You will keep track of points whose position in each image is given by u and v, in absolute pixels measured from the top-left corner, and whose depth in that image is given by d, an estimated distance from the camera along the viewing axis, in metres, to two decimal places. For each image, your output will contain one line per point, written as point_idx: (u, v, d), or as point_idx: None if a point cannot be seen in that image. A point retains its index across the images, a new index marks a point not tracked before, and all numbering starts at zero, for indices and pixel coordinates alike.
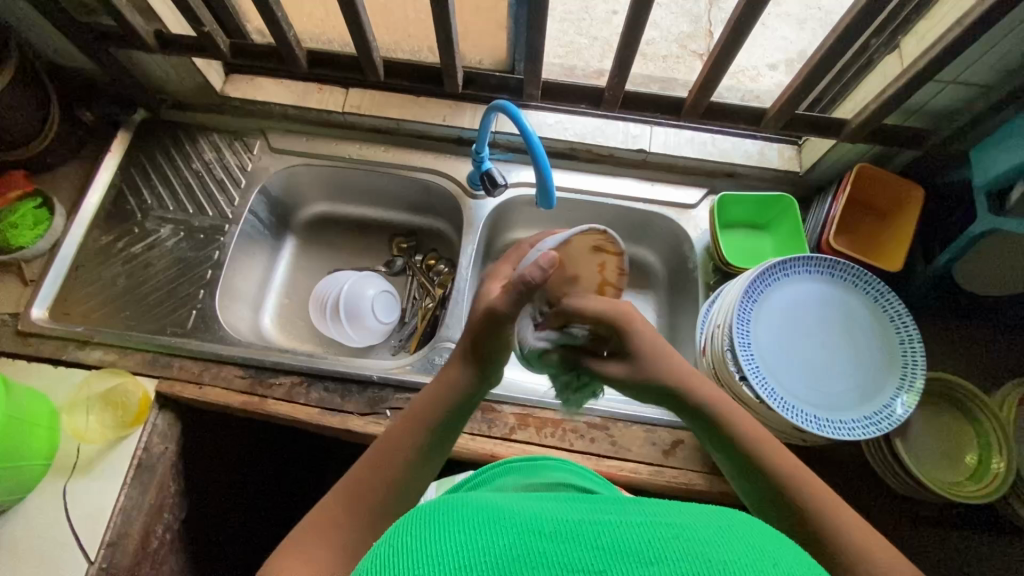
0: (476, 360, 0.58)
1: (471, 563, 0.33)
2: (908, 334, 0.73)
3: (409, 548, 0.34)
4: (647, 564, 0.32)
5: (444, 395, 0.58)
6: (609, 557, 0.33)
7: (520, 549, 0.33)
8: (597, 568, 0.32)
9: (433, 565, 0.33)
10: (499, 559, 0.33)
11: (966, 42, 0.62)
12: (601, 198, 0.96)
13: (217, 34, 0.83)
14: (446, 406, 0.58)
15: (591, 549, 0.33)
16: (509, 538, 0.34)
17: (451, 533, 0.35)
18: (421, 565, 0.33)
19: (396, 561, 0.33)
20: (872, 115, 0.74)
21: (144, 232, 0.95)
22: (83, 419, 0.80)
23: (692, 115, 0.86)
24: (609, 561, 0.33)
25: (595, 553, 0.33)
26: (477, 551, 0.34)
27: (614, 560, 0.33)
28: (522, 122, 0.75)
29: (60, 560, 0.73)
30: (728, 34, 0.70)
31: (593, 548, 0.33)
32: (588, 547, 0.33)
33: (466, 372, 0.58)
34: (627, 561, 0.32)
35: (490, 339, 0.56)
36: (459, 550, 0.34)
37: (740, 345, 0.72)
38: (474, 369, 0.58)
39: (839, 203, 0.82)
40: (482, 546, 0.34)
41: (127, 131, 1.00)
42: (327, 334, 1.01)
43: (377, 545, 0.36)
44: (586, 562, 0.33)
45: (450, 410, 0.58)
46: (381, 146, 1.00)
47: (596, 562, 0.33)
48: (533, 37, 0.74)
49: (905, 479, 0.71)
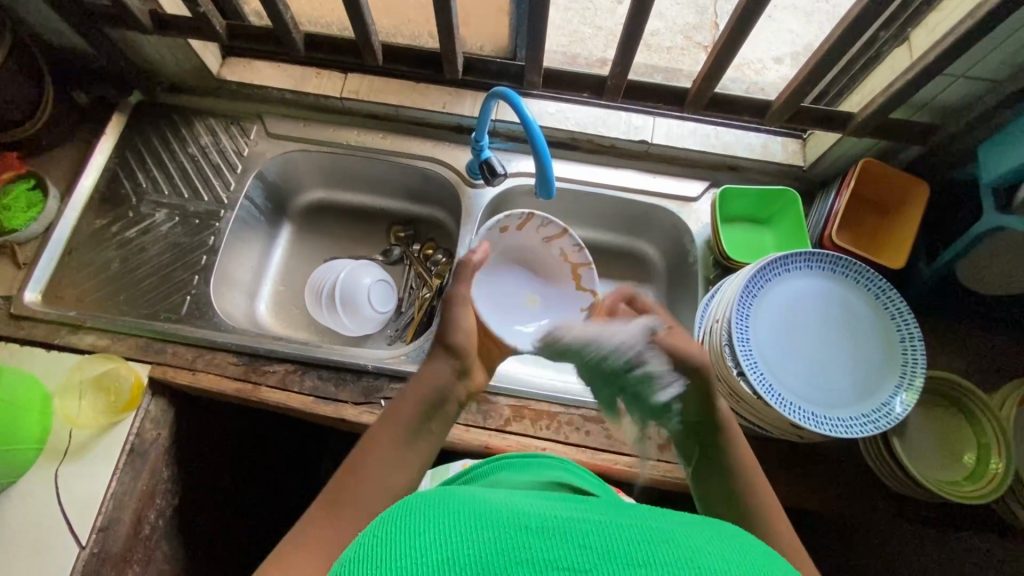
0: (455, 355, 0.67)
1: (456, 556, 0.32)
2: (909, 332, 0.72)
3: (396, 539, 0.34)
4: (635, 566, 0.31)
5: (423, 391, 0.64)
6: (595, 558, 0.32)
7: (505, 545, 0.33)
8: (582, 567, 0.31)
9: (416, 558, 0.32)
10: (483, 553, 0.32)
11: (978, 35, 0.60)
12: (602, 190, 0.95)
13: (212, 15, 0.81)
14: (427, 400, 0.63)
15: (579, 548, 0.32)
16: (496, 532, 0.34)
17: (437, 525, 0.35)
18: (406, 557, 0.32)
19: (381, 549, 0.33)
20: (879, 109, 0.73)
21: (138, 216, 0.94)
22: (75, 404, 0.79)
23: (696, 107, 0.84)
24: (594, 562, 0.32)
25: (581, 553, 0.32)
26: (462, 543, 0.33)
27: (601, 562, 0.32)
28: (522, 109, 0.74)
29: (51, 544, 0.73)
30: (735, 22, 0.68)
31: (582, 548, 0.32)
32: (576, 546, 0.33)
33: (447, 366, 0.67)
34: (616, 564, 0.32)
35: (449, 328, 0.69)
36: (445, 540, 0.33)
37: (739, 340, 0.71)
38: (447, 366, 0.66)
39: (842, 198, 0.81)
40: (468, 540, 0.33)
41: (121, 113, 0.98)
42: (322, 323, 1.00)
43: (365, 533, 0.36)
44: (571, 561, 0.32)
45: (429, 403, 0.64)
46: (379, 132, 0.99)
47: (581, 562, 0.32)
48: (535, 23, 0.73)
49: (900, 476, 0.71)
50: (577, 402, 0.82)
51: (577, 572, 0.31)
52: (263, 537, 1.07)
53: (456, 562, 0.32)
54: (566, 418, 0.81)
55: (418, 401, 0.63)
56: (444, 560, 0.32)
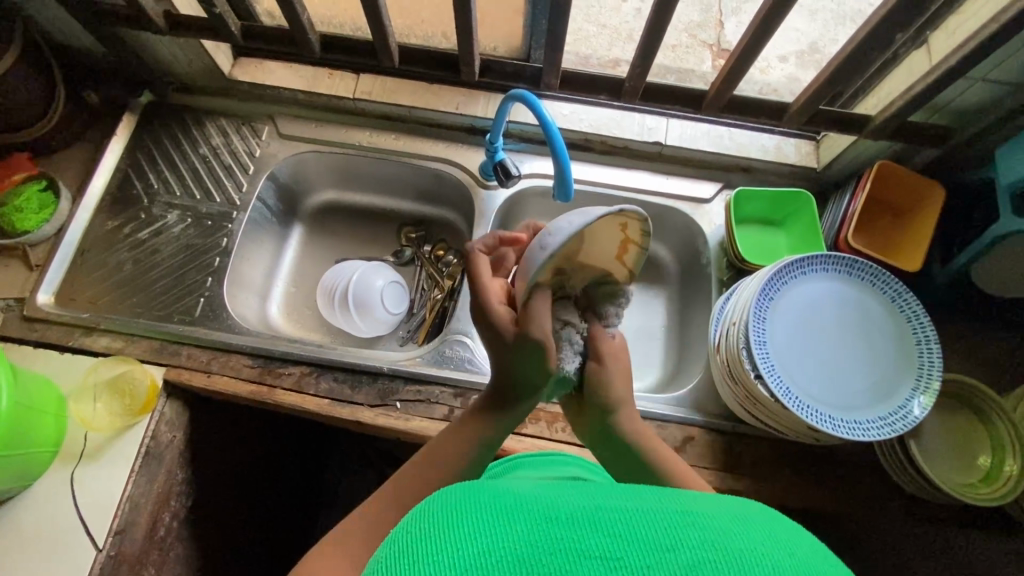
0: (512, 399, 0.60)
1: (488, 548, 0.32)
2: (925, 335, 0.73)
3: (426, 534, 0.34)
4: (663, 551, 0.32)
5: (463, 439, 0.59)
6: (625, 545, 0.32)
7: (537, 535, 0.33)
8: (613, 554, 0.32)
9: (450, 552, 0.32)
10: (516, 544, 0.32)
11: (1001, 40, 0.60)
12: (615, 191, 0.95)
13: (228, 16, 0.80)
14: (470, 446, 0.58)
15: (609, 535, 0.33)
16: (527, 524, 0.34)
17: (468, 517, 0.35)
18: (440, 550, 0.32)
19: (414, 546, 0.33)
20: (898, 112, 0.73)
21: (151, 217, 0.94)
22: (90, 407, 0.79)
23: (711, 108, 0.84)
24: (625, 550, 0.32)
25: (612, 540, 0.32)
26: (493, 535, 0.33)
27: (631, 548, 0.32)
28: (540, 111, 0.73)
29: (69, 547, 0.73)
30: (757, 26, 0.67)
31: (611, 534, 0.33)
32: (603, 534, 0.33)
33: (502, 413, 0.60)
34: (643, 550, 0.32)
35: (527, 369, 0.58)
36: (476, 533, 0.33)
37: (756, 343, 0.71)
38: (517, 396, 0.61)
39: (858, 200, 0.81)
40: (498, 533, 0.33)
41: (132, 114, 0.98)
42: (335, 325, 1.00)
43: (396, 531, 0.36)
44: (603, 548, 0.32)
45: (470, 451, 0.58)
46: (392, 133, 0.98)
47: (612, 549, 0.32)
48: (555, 25, 0.72)
49: (918, 480, 0.71)
50: None
51: (610, 560, 0.31)
52: (275, 538, 1.07)
53: (488, 555, 0.32)
54: None
55: (489, 421, 0.60)
56: (480, 553, 0.32)
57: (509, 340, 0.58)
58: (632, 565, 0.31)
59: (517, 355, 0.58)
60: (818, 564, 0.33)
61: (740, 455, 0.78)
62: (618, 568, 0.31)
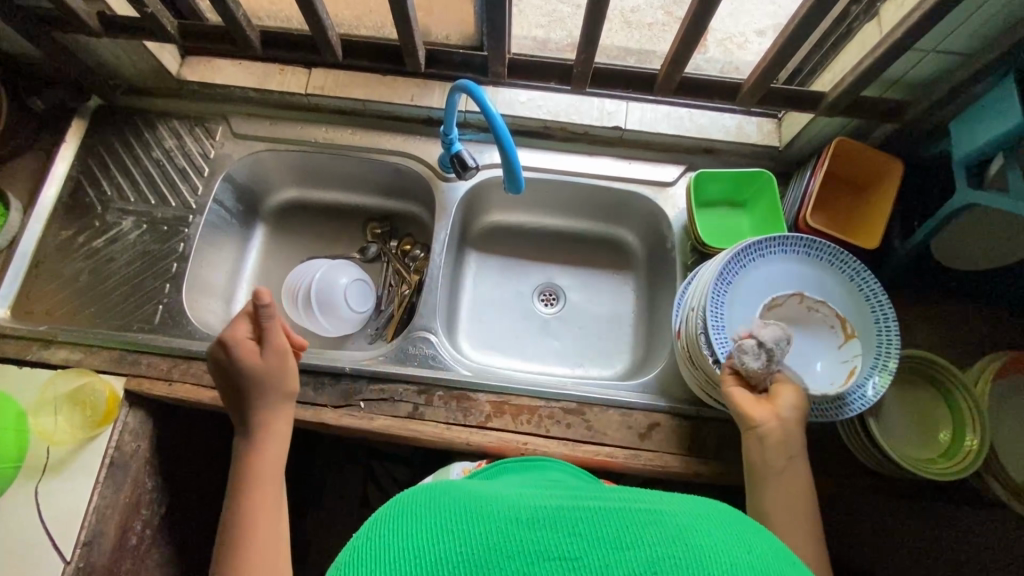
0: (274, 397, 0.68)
1: (448, 554, 0.30)
2: (884, 313, 0.72)
3: (385, 539, 0.32)
4: (622, 549, 0.30)
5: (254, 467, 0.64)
6: (585, 544, 0.30)
7: (495, 538, 0.31)
8: (571, 554, 0.30)
9: (410, 558, 0.30)
10: (474, 549, 0.30)
11: (941, 12, 0.59)
12: (575, 178, 0.94)
13: (162, 15, 0.78)
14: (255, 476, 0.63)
15: (568, 536, 0.31)
16: (488, 524, 0.31)
17: (427, 520, 0.33)
18: (397, 556, 0.31)
19: (374, 552, 0.31)
20: (849, 88, 0.72)
21: (106, 225, 0.92)
22: (49, 419, 0.78)
23: (665, 89, 0.82)
24: (585, 549, 0.30)
25: (571, 540, 0.30)
26: (451, 540, 0.31)
27: (592, 548, 0.30)
28: (483, 102, 0.72)
29: (34, 561, 0.72)
30: (697, 6, 0.66)
31: (571, 535, 0.31)
32: (563, 534, 0.31)
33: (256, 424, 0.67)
34: (602, 550, 0.30)
35: (248, 385, 0.67)
36: (435, 536, 0.31)
37: (714, 327, 0.71)
38: (269, 406, 0.68)
39: (817, 177, 0.80)
40: (455, 535, 0.31)
41: (82, 120, 0.96)
42: (302, 325, 0.99)
43: (360, 532, 0.34)
44: (562, 548, 0.30)
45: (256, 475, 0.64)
46: (347, 129, 0.97)
47: (571, 550, 0.30)
48: (495, 13, 0.70)
49: (876, 456, 0.71)
50: (557, 395, 0.81)
51: (568, 561, 0.29)
52: None
53: (445, 562, 0.30)
54: (547, 411, 0.81)
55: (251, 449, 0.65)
56: (439, 558, 0.30)
57: (266, 363, 0.67)
58: (591, 566, 0.29)
59: (261, 370, 0.67)
60: (778, 559, 0.31)
61: (705, 439, 0.79)
62: (578, 568, 0.29)
